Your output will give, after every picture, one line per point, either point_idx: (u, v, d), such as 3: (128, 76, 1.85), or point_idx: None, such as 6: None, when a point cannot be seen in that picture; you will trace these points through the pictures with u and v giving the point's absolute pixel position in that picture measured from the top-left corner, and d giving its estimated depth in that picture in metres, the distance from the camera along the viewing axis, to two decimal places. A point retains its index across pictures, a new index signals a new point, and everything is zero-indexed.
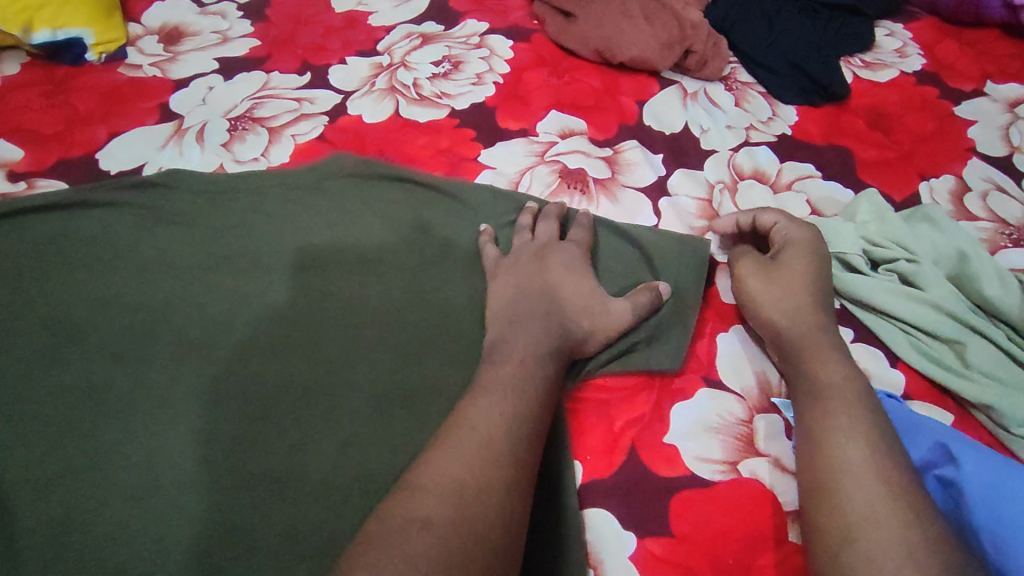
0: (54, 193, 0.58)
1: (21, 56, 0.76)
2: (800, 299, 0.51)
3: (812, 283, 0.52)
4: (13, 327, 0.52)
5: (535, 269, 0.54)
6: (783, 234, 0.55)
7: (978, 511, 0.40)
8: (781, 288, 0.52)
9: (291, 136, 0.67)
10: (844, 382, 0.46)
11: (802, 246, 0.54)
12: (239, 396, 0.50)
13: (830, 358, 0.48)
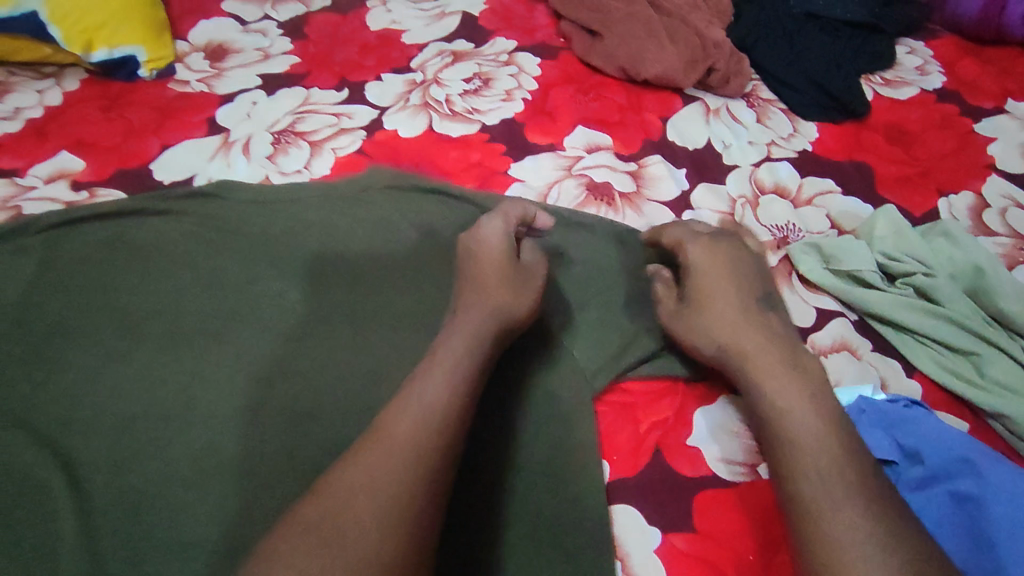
0: (114, 201, 0.62)
1: (80, 72, 0.80)
2: (718, 321, 0.49)
3: (731, 297, 0.50)
4: (79, 326, 0.56)
5: (471, 249, 0.52)
6: (689, 253, 0.54)
7: (998, 527, 0.42)
8: (691, 323, 0.51)
9: (331, 149, 0.71)
10: (792, 397, 0.44)
11: (713, 261, 0.53)
12: (285, 392, 0.53)
13: (773, 370, 0.46)
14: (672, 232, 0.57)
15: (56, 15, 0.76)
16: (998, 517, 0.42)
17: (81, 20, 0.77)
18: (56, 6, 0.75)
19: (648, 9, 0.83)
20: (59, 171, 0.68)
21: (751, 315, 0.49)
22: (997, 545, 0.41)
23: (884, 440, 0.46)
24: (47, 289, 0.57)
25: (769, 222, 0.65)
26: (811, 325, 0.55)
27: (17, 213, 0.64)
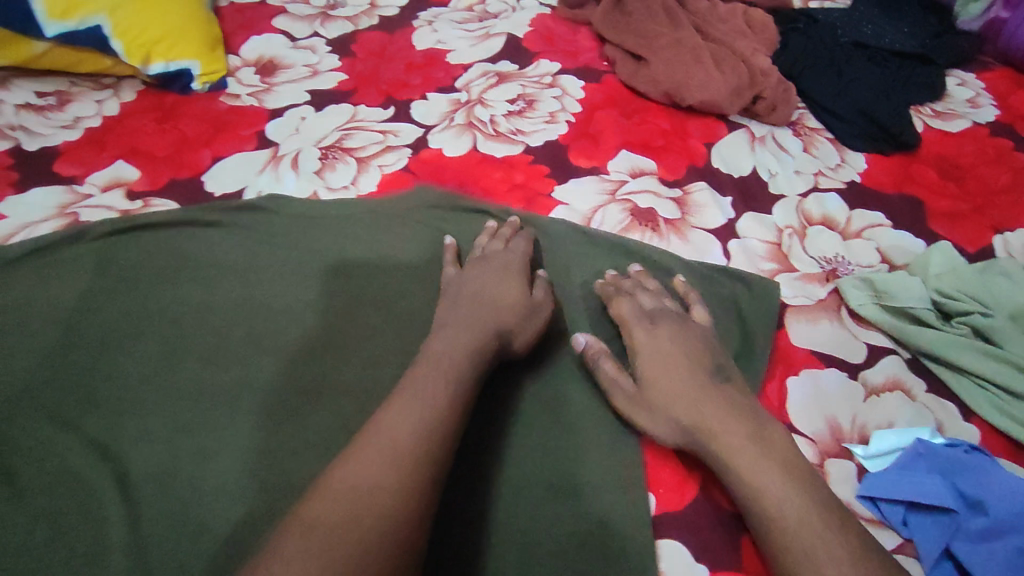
0: (168, 212, 0.64)
1: (136, 83, 0.82)
2: (678, 403, 0.49)
3: (681, 377, 0.50)
4: (131, 331, 0.57)
5: (496, 270, 0.57)
6: (640, 337, 0.54)
7: None
8: (649, 405, 0.50)
9: (378, 167, 0.72)
10: (770, 478, 0.43)
11: (663, 343, 0.52)
12: (328, 405, 0.53)
13: (746, 451, 0.45)
14: (617, 307, 0.56)
15: (119, 29, 0.78)
16: None
17: (141, 35, 0.79)
18: (119, 21, 0.78)
19: (694, 36, 0.84)
20: (115, 180, 0.70)
21: (708, 388, 0.49)
22: None
23: (942, 485, 0.44)
24: (101, 295, 0.59)
25: (817, 254, 0.64)
26: (862, 361, 0.54)
27: (75, 219, 0.65)
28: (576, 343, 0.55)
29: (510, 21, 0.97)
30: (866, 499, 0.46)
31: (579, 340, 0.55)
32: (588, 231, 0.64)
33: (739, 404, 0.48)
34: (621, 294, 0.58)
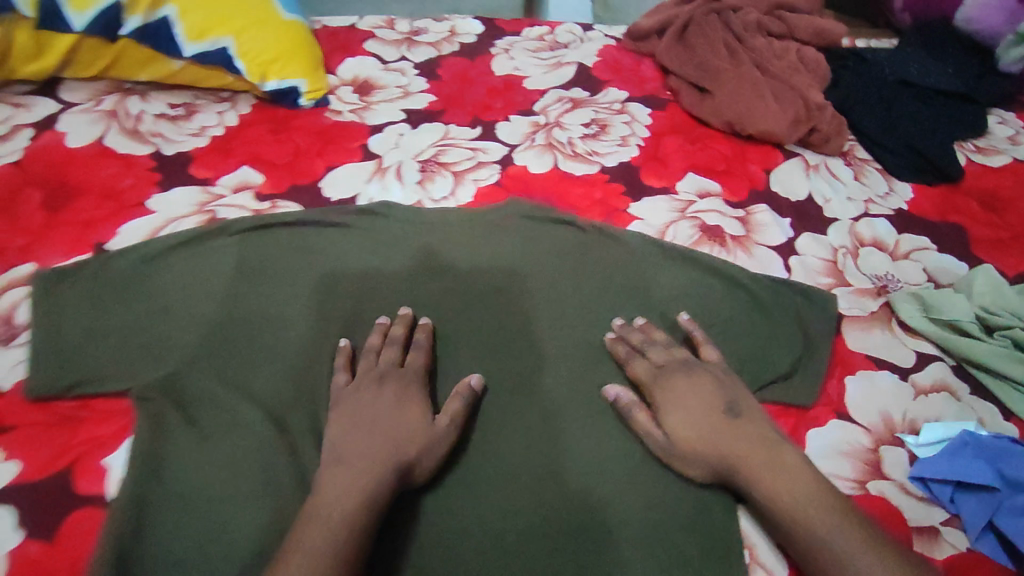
0: (296, 213, 0.73)
1: (250, 98, 0.91)
2: (708, 446, 0.55)
3: (709, 423, 0.56)
4: (272, 314, 0.65)
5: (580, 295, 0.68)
6: (659, 387, 0.59)
7: None
8: (680, 452, 0.55)
9: (473, 180, 0.81)
10: (808, 498, 0.50)
11: (684, 389, 0.58)
12: (442, 386, 0.62)
13: (783, 477, 0.52)
14: (635, 363, 0.61)
15: (243, 50, 0.86)
16: None
17: (261, 56, 0.87)
18: (243, 43, 0.86)
19: (755, 72, 0.92)
20: (243, 183, 0.79)
21: (734, 429, 0.55)
22: None
23: (986, 468, 0.51)
24: (242, 280, 0.68)
25: (869, 272, 0.71)
26: (912, 366, 0.61)
27: (213, 216, 0.75)
28: (607, 396, 0.60)
29: (581, 49, 1.06)
30: (916, 480, 0.53)
31: (608, 392, 0.60)
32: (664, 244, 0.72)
33: (761, 436, 0.55)
34: (629, 349, 0.63)
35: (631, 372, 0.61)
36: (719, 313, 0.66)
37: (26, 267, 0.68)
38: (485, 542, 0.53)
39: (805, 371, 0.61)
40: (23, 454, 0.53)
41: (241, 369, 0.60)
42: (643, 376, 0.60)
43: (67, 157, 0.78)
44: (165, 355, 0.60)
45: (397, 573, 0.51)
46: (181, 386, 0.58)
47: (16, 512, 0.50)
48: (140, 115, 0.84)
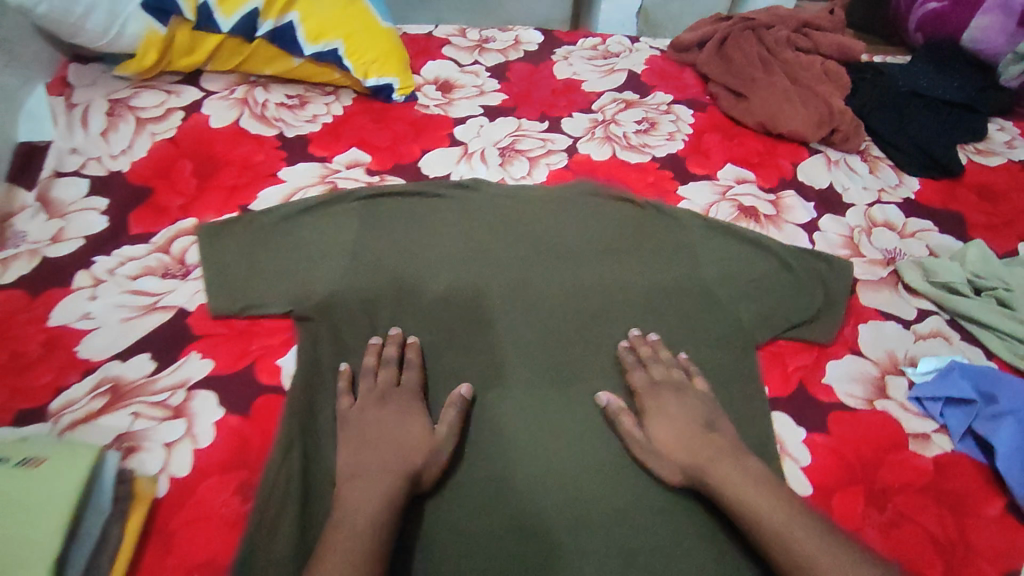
0: (402, 185, 0.89)
1: (351, 93, 1.05)
2: (680, 450, 0.62)
3: (682, 431, 0.64)
4: (388, 264, 0.80)
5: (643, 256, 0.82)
6: (645, 400, 0.67)
7: None
8: (657, 455, 0.63)
9: (546, 165, 0.96)
10: (760, 492, 0.57)
11: (668, 401, 0.66)
12: (531, 322, 0.75)
13: (741, 477, 0.59)
14: (634, 372, 0.70)
15: (350, 51, 1.01)
16: None
17: (364, 55, 1.02)
18: (351, 45, 1.01)
19: (785, 81, 1.06)
20: (354, 161, 0.95)
21: (703, 437, 0.63)
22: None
23: (967, 386, 0.65)
24: (366, 234, 0.83)
25: (880, 246, 0.85)
26: (912, 318, 0.76)
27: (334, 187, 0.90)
28: (599, 401, 0.69)
29: (631, 58, 1.20)
30: (914, 400, 0.67)
31: (599, 399, 0.69)
32: (708, 219, 0.86)
33: (722, 443, 0.62)
34: (635, 361, 0.71)
35: (629, 381, 0.69)
36: (754, 274, 0.80)
37: (189, 222, 0.84)
38: (572, 437, 0.67)
39: (827, 318, 0.75)
40: (214, 355, 0.68)
41: (368, 306, 0.75)
42: (637, 385, 0.69)
43: (212, 134, 0.94)
44: (310, 292, 0.75)
45: (502, 458, 0.65)
46: (325, 315, 0.73)
47: (217, 396, 0.65)
48: (265, 104, 1.00)
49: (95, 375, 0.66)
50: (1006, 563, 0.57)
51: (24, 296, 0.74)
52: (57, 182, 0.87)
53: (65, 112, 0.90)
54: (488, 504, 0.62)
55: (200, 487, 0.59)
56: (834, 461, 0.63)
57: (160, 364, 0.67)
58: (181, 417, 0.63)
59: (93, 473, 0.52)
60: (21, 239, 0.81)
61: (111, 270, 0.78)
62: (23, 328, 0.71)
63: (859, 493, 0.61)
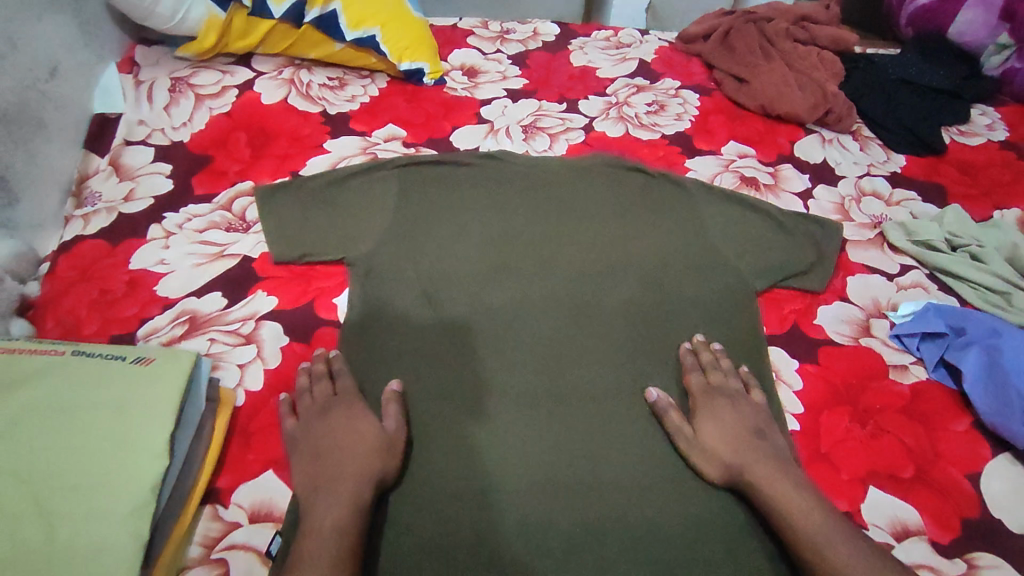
0: (434, 156, 0.95)
1: (386, 77, 1.14)
2: (724, 450, 0.66)
3: (732, 434, 0.67)
4: (425, 221, 0.87)
5: (659, 217, 0.90)
6: (698, 399, 0.70)
7: (1014, 378, 0.67)
8: (699, 451, 0.67)
9: (566, 140, 1.06)
10: (801, 503, 0.60)
11: (722, 403, 0.69)
12: (556, 272, 0.83)
13: (785, 486, 0.61)
14: (691, 373, 0.72)
15: (386, 37, 1.10)
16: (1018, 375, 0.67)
17: (398, 42, 1.11)
18: (387, 31, 1.10)
19: (784, 68, 1.16)
20: (391, 135, 1.05)
21: (751, 442, 0.66)
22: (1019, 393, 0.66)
23: (941, 322, 0.74)
24: (402, 197, 0.89)
25: (869, 212, 0.94)
26: (895, 272, 0.85)
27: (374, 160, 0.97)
28: (649, 396, 0.72)
29: (641, 49, 1.30)
30: (895, 337, 0.76)
31: (650, 393, 0.72)
32: (713, 188, 0.93)
33: (769, 451, 0.65)
34: (692, 363, 0.74)
35: (686, 381, 0.72)
36: (758, 232, 0.88)
37: (246, 185, 0.93)
38: (594, 368, 0.75)
39: (820, 270, 0.84)
40: (278, 293, 0.78)
41: (408, 257, 0.82)
42: (693, 386, 0.71)
43: (263, 109, 1.04)
44: (357, 244, 0.82)
45: (531, 384, 0.73)
46: (370, 262, 0.81)
47: (282, 327, 0.75)
48: (309, 84, 1.10)
49: (175, 309, 0.76)
50: (970, 467, 0.65)
51: (105, 245, 0.83)
52: (126, 150, 0.95)
53: (133, 88, 1.00)
54: (521, 420, 0.70)
55: (272, 399, 0.68)
56: (822, 385, 0.73)
57: (230, 300, 0.77)
58: (252, 343, 0.73)
59: (191, 377, 0.60)
60: (96, 198, 0.90)
61: (180, 224, 0.87)
62: (108, 271, 0.80)
63: (844, 411, 0.70)
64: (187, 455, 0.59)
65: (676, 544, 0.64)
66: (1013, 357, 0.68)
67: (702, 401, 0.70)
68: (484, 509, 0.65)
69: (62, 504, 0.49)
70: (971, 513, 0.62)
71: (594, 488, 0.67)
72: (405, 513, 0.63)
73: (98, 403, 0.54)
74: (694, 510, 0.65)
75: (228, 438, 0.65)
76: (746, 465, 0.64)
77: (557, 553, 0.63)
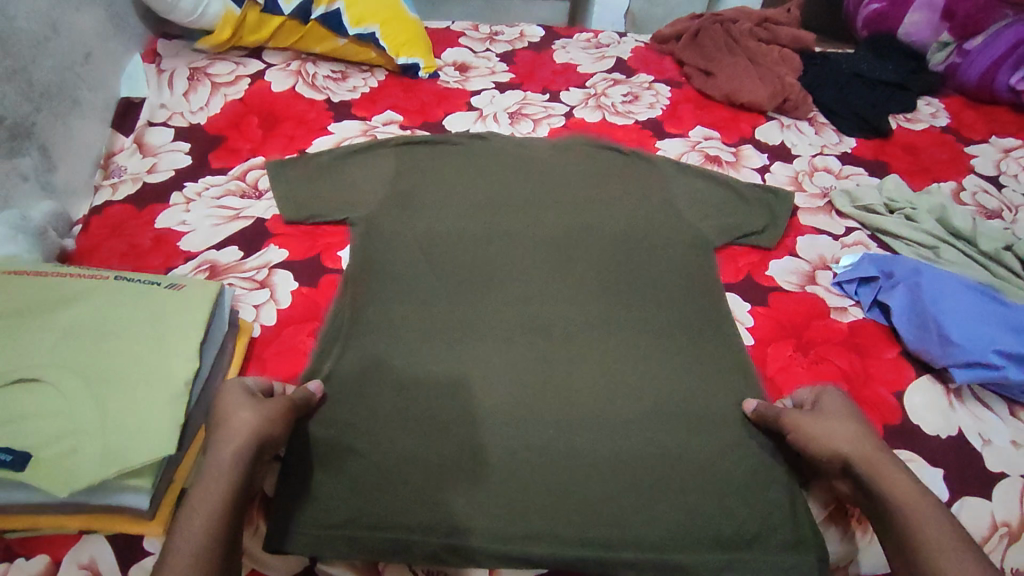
0: (427, 136, 1.01)
1: (385, 72, 1.25)
2: (859, 430, 0.62)
3: (852, 418, 0.64)
4: (419, 185, 0.95)
5: (633, 181, 0.98)
6: (813, 395, 0.69)
7: (937, 303, 0.76)
8: (829, 425, 0.63)
9: (548, 125, 1.17)
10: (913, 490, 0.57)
11: (843, 397, 0.68)
12: (537, 229, 0.91)
13: (901, 473, 0.59)
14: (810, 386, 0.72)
15: (385, 34, 1.21)
16: (941, 299, 0.77)
17: (396, 39, 1.22)
18: (385, 29, 1.21)
19: (747, 63, 1.27)
20: (390, 120, 1.15)
21: (869, 432, 0.63)
22: (943, 312, 0.75)
23: (874, 268, 0.84)
24: (399, 162, 0.97)
25: (820, 185, 1.05)
26: (841, 233, 0.95)
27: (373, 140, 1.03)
28: (747, 407, 0.71)
29: (619, 48, 1.41)
30: (837, 284, 0.86)
31: (749, 405, 0.71)
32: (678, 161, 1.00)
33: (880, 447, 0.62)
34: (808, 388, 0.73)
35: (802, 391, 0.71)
36: (716, 196, 0.95)
37: (258, 160, 1.03)
38: (571, 309, 0.82)
39: (775, 227, 0.93)
40: (288, 247, 0.87)
41: (404, 218, 0.90)
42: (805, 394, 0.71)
43: (273, 96, 1.14)
44: (357, 205, 0.91)
45: (514, 322, 0.80)
46: (367, 220, 0.89)
47: (292, 274, 0.84)
48: (315, 75, 1.20)
49: (197, 259, 0.85)
50: (898, 385, 0.75)
51: (132, 209, 0.93)
52: (149, 130, 1.05)
53: (156, 76, 1.11)
54: (503, 345, 0.77)
55: (283, 331, 0.77)
56: (771, 323, 0.82)
57: (246, 252, 0.86)
58: (266, 287, 0.82)
59: (216, 302, 0.69)
60: (122, 171, 0.99)
61: (199, 192, 0.96)
62: (135, 229, 0.89)
63: (789, 343, 0.80)
64: (212, 366, 0.68)
65: (644, 443, 0.70)
66: (935, 287, 0.78)
67: (826, 395, 0.68)
68: (468, 412, 0.71)
69: (109, 389, 0.58)
70: (894, 421, 0.71)
71: (568, 404, 0.73)
72: (385, 436, 0.68)
73: (137, 315, 0.63)
74: (659, 422, 0.72)
75: (245, 362, 0.74)
76: (859, 441, 0.61)
77: (534, 449, 0.69)
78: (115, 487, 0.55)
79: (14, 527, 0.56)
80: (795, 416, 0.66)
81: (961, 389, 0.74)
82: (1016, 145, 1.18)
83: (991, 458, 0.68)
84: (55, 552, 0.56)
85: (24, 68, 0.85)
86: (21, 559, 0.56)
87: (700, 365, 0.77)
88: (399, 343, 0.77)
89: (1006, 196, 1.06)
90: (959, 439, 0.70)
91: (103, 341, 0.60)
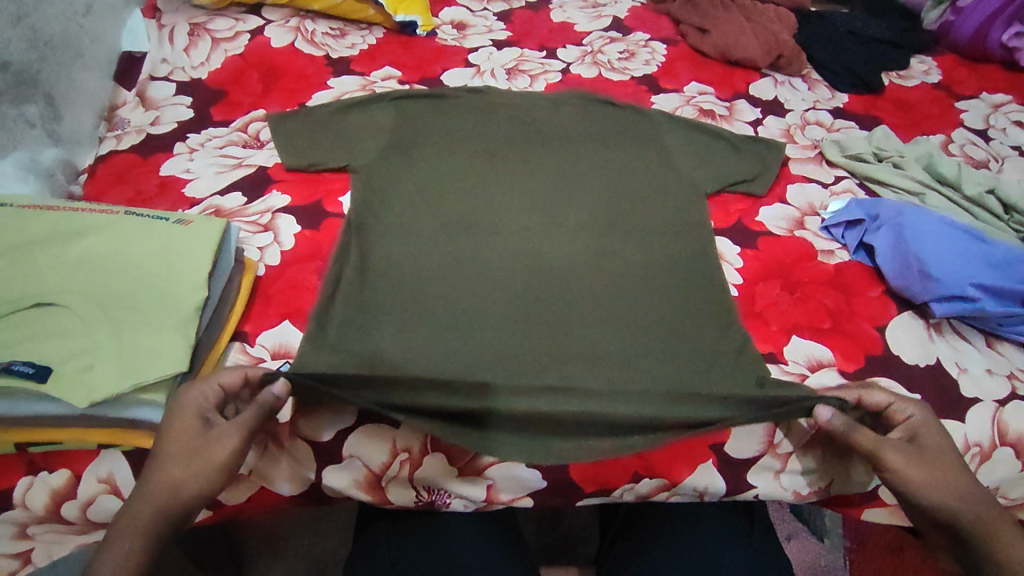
0: (425, 89, 1.02)
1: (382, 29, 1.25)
2: (961, 489, 0.61)
3: (949, 466, 0.62)
4: (418, 136, 0.97)
5: (628, 132, 1.00)
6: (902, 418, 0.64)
7: (919, 242, 0.80)
8: (936, 480, 0.61)
9: (544, 80, 1.18)
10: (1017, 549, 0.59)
11: (930, 429, 0.64)
12: (533, 176, 0.93)
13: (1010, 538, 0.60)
14: (880, 389, 0.66)
15: None
16: (923, 238, 0.80)
17: None
18: None
19: (742, 20, 1.28)
20: (388, 75, 1.16)
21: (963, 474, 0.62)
22: (923, 251, 0.79)
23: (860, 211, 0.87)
24: (399, 113, 0.99)
25: (810, 138, 1.07)
26: (830, 182, 0.97)
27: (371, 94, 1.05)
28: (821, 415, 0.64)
29: (617, 6, 1.40)
30: (824, 229, 0.89)
31: (824, 414, 0.64)
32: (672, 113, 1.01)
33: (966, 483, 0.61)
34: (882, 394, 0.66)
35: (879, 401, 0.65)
36: (709, 147, 0.97)
37: (258, 112, 1.04)
38: (564, 253, 0.85)
39: (767, 174, 0.95)
40: (290, 193, 0.89)
41: (403, 166, 0.92)
42: (890, 407, 0.65)
43: (271, 53, 1.15)
44: (358, 154, 0.93)
45: (511, 264, 0.83)
46: (367, 169, 0.91)
47: (295, 218, 0.86)
48: (313, 32, 1.21)
49: (201, 204, 0.87)
50: (880, 320, 0.78)
51: (136, 158, 0.95)
52: (151, 84, 1.07)
53: (156, 33, 1.12)
54: (499, 285, 0.80)
55: (287, 271, 0.80)
56: (758, 265, 0.84)
57: (249, 198, 0.88)
58: (270, 230, 0.84)
59: (223, 236, 0.71)
60: (125, 123, 1.00)
61: (202, 143, 0.98)
62: (140, 176, 0.92)
63: (777, 282, 0.82)
64: (220, 297, 0.71)
65: (635, 374, 0.73)
66: (919, 227, 0.81)
67: (919, 422, 0.64)
68: (467, 346, 0.74)
69: (122, 313, 0.60)
70: (874, 353, 0.75)
71: (564, 339, 0.76)
72: (390, 367, 0.71)
73: (144, 246, 0.65)
74: (649, 356, 0.75)
75: (251, 298, 0.77)
76: (963, 502, 0.61)
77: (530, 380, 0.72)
78: (134, 400, 0.59)
79: (37, 442, 0.59)
80: (896, 462, 0.61)
81: (941, 324, 0.78)
82: (1005, 100, 1.19)
83: (965, 385, 0.73)
84: (77, 466, 0.60)
85: (28, 16, 0.87)
86: (45, 473, 0.60)
87: (689, 302, 0.79)
88: (400, 283, 0.79)
89: (994, 148, 1.08)
90: (934, 368, 0.74)
91: (113, 269, 0.63)
